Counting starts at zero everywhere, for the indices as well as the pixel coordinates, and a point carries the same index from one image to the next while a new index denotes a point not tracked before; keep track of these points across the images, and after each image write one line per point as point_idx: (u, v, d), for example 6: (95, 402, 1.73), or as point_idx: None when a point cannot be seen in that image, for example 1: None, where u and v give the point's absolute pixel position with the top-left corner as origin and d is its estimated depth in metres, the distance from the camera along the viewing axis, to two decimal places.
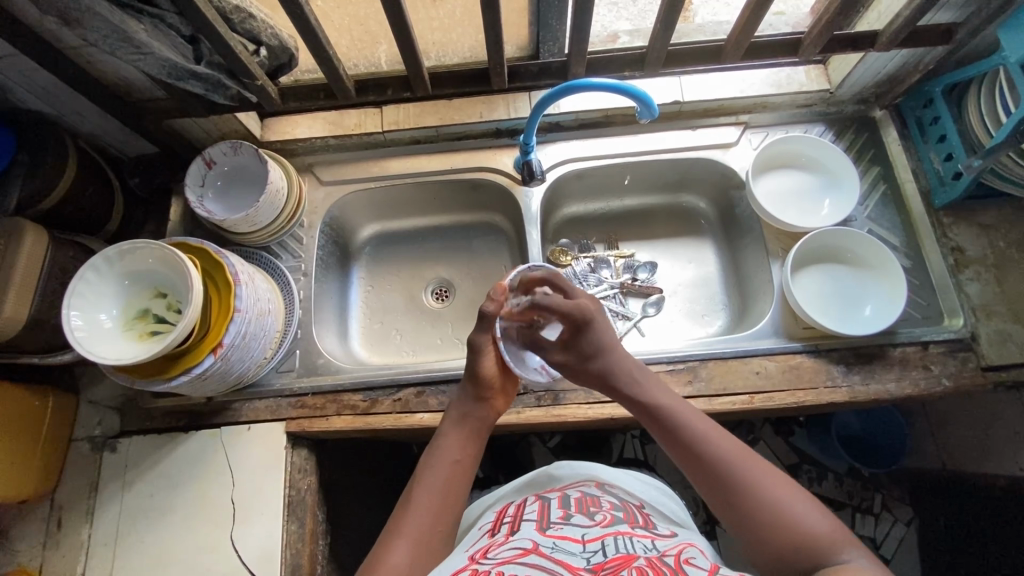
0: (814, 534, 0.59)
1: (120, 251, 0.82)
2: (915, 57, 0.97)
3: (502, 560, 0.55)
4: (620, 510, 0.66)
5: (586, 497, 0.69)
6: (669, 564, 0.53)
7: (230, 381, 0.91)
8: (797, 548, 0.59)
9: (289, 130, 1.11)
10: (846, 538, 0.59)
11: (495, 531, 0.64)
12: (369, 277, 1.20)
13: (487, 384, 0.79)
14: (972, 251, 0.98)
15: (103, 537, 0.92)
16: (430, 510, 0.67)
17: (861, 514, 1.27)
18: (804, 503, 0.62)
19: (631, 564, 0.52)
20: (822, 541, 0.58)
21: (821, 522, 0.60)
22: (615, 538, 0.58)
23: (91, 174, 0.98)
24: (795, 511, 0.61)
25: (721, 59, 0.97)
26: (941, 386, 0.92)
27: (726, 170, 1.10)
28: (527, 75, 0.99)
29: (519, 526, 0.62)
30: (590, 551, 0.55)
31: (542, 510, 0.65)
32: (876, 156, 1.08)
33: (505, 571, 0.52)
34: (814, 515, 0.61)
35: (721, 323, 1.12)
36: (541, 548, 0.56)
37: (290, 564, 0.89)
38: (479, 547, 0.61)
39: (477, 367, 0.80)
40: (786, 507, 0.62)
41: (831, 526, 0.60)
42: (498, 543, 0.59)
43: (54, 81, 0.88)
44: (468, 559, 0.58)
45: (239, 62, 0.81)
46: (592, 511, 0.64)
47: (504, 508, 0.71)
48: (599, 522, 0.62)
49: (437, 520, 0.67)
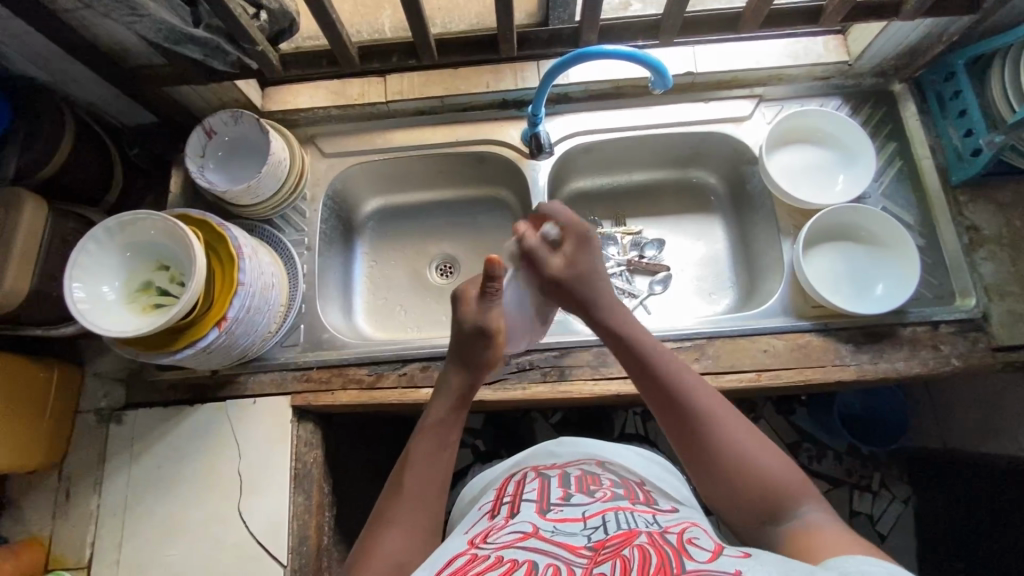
0: (770, 482, 0.60)
1: (121, 222, 0.80)
2: (938, 28, 0.93)
3: (502, 545, 0.55)
4: (620, 487, 0.66)
5: (586, 475, 0.69)
6: (672, 542, 0.52)
7: (235, 355, 0.90)
8: (752, 489, 0.60)
9: (290, 99, 1.07)
10: (809, 489, 0.59)
11: (496, 513, 0.63)
12: (373, 253, 1.19)
13: (487, 366, 0.78)
14: (987, 230, 0.97)
15: (110, 508, 0.93)
16: (421, 495, 0.65)
17: (860, 490, 1.30)
18: (765, 451, 0.62)
19: (632, 541, 0.52)
20: (782, 492, 0.59)
21: (782, 470, 0.61)
22: (616, 515, 0.58)
23: (89, 144, 0.96)
24: (753, 458, 0.61)
25: (738, 28, 0.94)
26: (951, 365, 0.91)
27: (739, 144, 1.07)
28: (537, 43, 0.96)
29: (519, 508, 0.62)
30: (591, 529, 0.56)
31: (542, 489, 0.66)
32: (894, 130, 1.05)
33: (506, 556, 0.52)
34: (773, 461, 0.61)
35: (729, 301, 1.11)
36: (542, 531, 0.56)
37: (298, 535, 0.91)
38: (480, 530, 0.61)
39: (483, 348, 0.77)
40: (747, 452, 0.62)
41: (797, 478, 0.60)
42: (499, 528, 0.59)
43: (48, 45, 0.85)
44: (467, 544, 0.58)
45: (238, 25, 0.79)
46: (592, 489, 0.65)
47: (503, 486, 0.71)
48: (600, 499, 0.62)
49: (430, 509, 0.65)
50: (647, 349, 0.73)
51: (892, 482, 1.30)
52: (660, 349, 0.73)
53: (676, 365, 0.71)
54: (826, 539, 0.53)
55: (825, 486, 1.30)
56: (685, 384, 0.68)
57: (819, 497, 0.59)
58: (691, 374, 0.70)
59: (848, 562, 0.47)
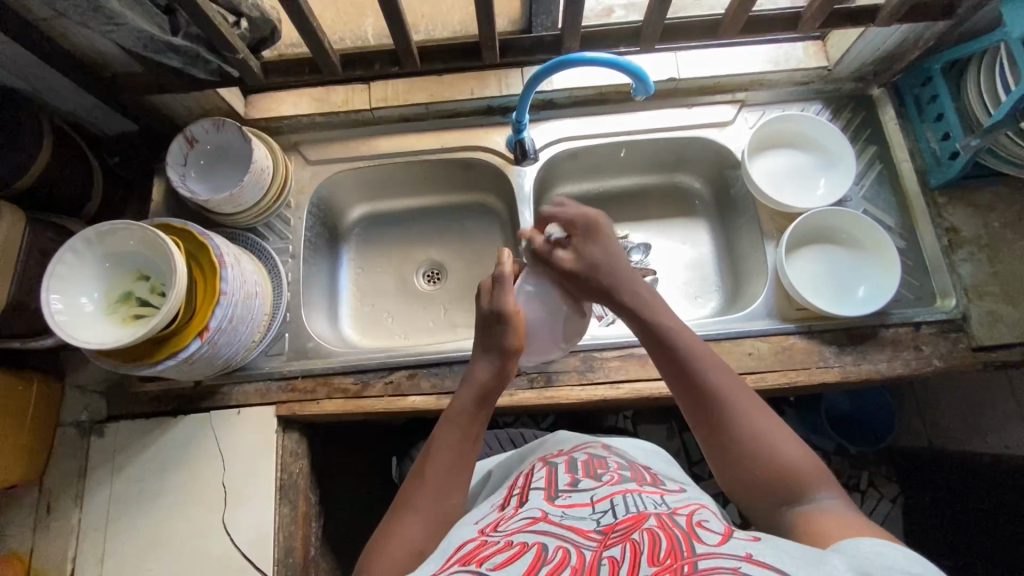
0: (791, 470, 0.59)
1: (100, 233, 0.79)
2: (914, 33, 0.95)
3: (512, 531, 0.55)
4: (628, 471, 0.66)
5: (593, 460, 0.68)
6: (681, 524, 0.52)
7: (218, 365, 0.89)
8: (772, 478, 0.59)
9: (273, 107, 1.07)
10: (826, 476, 0.58)
11: (506, 504, 0.63)
12: (359, 259, 1.18)
13: (512, 355, 0.72)
14: (966, 231, 0.98)
15: (93, 522, 0.92)
16: (445, 483, 0.64)
17: (848, 490, 1.30)
18: (787, 437, 0.61)
19: (642, 524, 0.52)
20: (800, 480, 0.58)
21: (802, 458, 0.59)
22: (624, 498, 0.57)
23: (69, 154, 0.95)
24: (775, 446, 0.60)
25: (718, 34, 0.95)
26: (932, 366, 0.93)
27: (722, 149, 1.08)
28: (520, 51, 0.96)
29: (527, 496, 0.62)
30: (599, 513, 0.56)
31: (550, 476, 0.65)
32: (874, 134, 1.07)
33: (515, 540, 0.52)
34: (795, 449, 0.60)
35: (715, 304, 1.12)
36: (551, 515, 0.56)
37: (283, 546, 0.90)
38: (489, 520, 0.60)
39: (504, 337, 0.72)
40: (769, 439, 0.61)
41: (816, 465, 0.59)
42: (508, 516, 0.59)
43: (26, 54, 0.84)
44: (476, 531, 0.57)
45: (218, 33, 0.78)
46: (600, 473, 0.64)
47: (513, 478, 0.70)
48: (608, 483, 0.62)
49: (451, 496, 0.64)
50: (671, 331, 0.69)
51: (880, 481, 1.31)
52: (682, 330, 0.70)
53: (700, 348, 0.68)
54: (846, 526, 0.53)
55: None
56: (710, 369, 0.66)
57: (835, 485, 0.58)
58: (712, 356, 0.67)
59: (860, 544, 0.48)
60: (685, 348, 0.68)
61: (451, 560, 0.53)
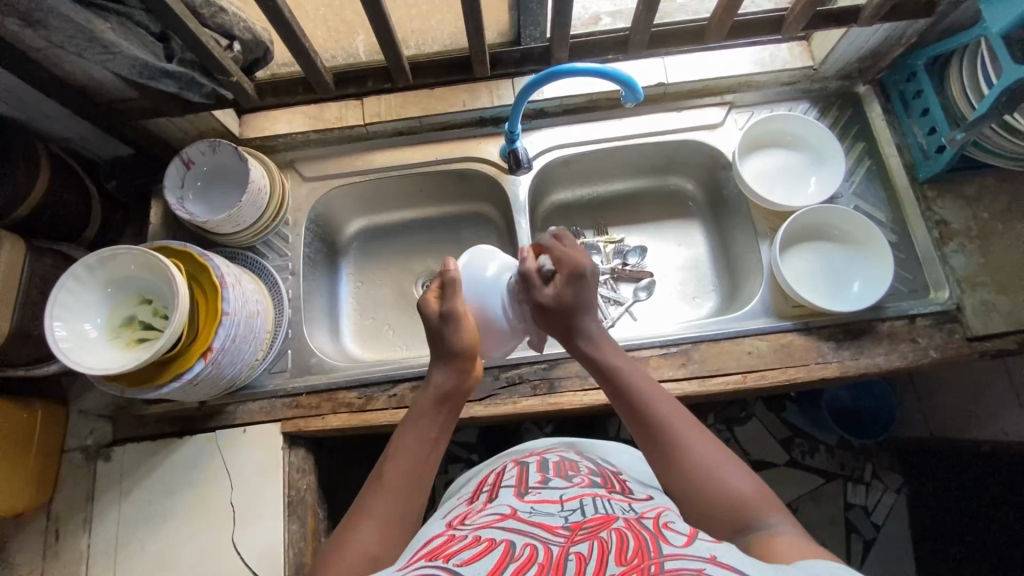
0: (738, 499, 0.57)
1: (101, 258, 0.80)
2: (896, 32, 0.97)
3: (481, 525, 0.55)
4: (597, 475, 0.68)
5: (565, 462, 0.71)
6: (648, 526, 0.53)
7: (222, 385, 0.90)
8: (718, 507, 0.57)
9: (269, 126, 1.08)
10: (775, 505, 0.57)
11: (475, 500, 0.65)
12: (358, 273, 1.19)
13: (467, 356, 0.72)
14: (956, 224, 0.99)
15: (102, 547, 0.92)
16: (405, 485, 0.63)
17: (853, 482, 1.30)
18: (736, 469, 0.60)
19: (610, 525, 0.53)
20: (748, 508, 0.56)
21: (751, 489, 0.58)
22: (593, 500, 0.59)
23: (67, 181, 0.96)
24: (722, 475, 0.59)
25: (705, 39, 0.96)
26: (929, 357, 0.94)
27: (714, 151, 1.10)
28: (510, 62, 0.98)
29: (498, 493, 0.64)
30: (568, 511, 0.57)
31: (521, 475, 0.68)
32: (861, 131, 1.09)
33: (483, 535, 0.53)
34: (744, 480, 0.59)
35: (713, 303, 1.13)
36: (519, 512, 0.57)
37: (294, 563, 0.90)
38: (458, 516, 0.62)
39: (453, 339, 0.71)
40: (715, 469, 0.60)
41: (765, 496, 0.58)
42: (477, 511, 0.60)
43: (21, 85, 0.85)
44: (445, 526, 0.59)
45: (212, 58, 0.79)
46: (570, 475, 0.66)
47: (484, 478, 0.73)
48: (577, 485, 0.63)
49: (411, 501, 0.63)
50: (622, 367, 0.70)
51: (884, 472, 1.30)
52: (634, 366, 0.71)
53: (650, 383, 0.69)
54: (792, 546, 0.50)
55: (818, 480, 1.31)
56: (656, 400, 0.66)
57: (787, 513, 0.56)
58: (662, 390, 0.68)
59: (819, 564, 0.45)
60: (635, 382, 0.69)
61: (418, 554, 0.53)
